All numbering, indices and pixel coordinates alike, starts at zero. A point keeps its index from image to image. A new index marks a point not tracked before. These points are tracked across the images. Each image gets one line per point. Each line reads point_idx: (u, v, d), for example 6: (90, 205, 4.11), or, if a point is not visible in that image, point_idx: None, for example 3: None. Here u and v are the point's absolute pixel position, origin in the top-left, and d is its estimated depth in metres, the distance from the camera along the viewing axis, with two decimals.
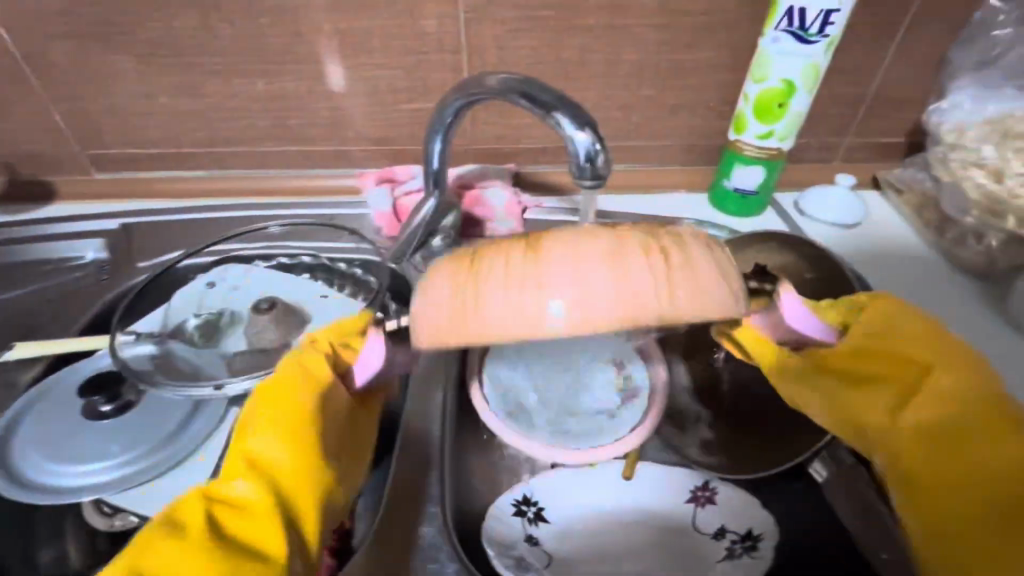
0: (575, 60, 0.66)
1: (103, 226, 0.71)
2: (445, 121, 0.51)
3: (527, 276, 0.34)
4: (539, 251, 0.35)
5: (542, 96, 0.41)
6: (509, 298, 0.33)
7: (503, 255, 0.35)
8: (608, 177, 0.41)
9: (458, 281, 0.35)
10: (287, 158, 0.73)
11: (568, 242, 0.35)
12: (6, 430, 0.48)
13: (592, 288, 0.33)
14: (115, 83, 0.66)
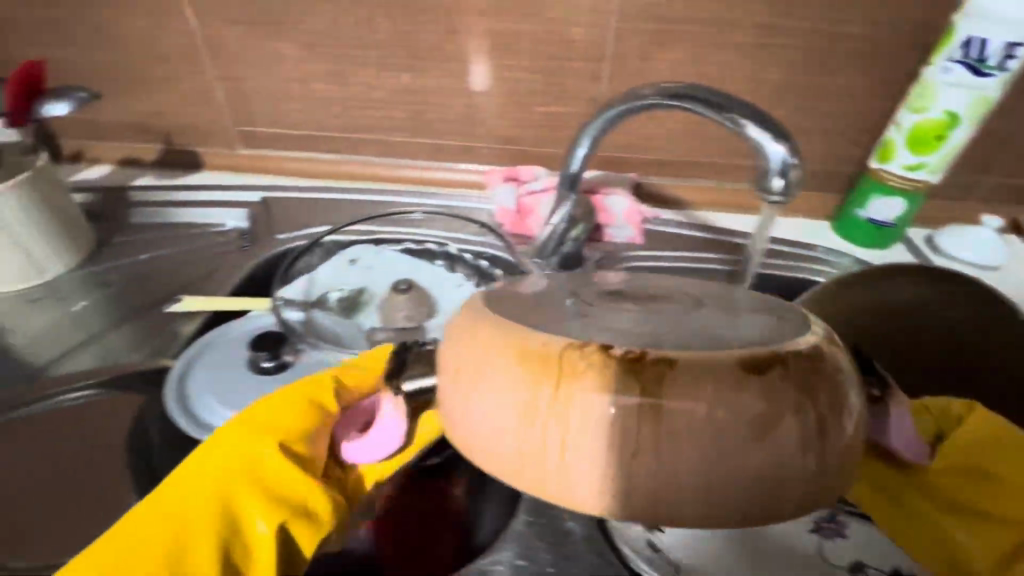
0: (714, 77, 0.67)
1: (246, 198, 0.76)
2: (602, 121, 0.53)
3: (613, 417, 0.24)
4: (657, 382, 0.24)
5: (737, 109, 0.44)
6: (585, 443, 0.25)
7: (596, 391, 0.24)
8: (794, 190, 0.45)
9: (516, 397, 0.26)
10: (417, 149, 0.77)
11: (713, 370, 0.24)
12: (181, 376, 0.52)
13: (715, 466, 0.24)
14: (274, 67, 0.71)
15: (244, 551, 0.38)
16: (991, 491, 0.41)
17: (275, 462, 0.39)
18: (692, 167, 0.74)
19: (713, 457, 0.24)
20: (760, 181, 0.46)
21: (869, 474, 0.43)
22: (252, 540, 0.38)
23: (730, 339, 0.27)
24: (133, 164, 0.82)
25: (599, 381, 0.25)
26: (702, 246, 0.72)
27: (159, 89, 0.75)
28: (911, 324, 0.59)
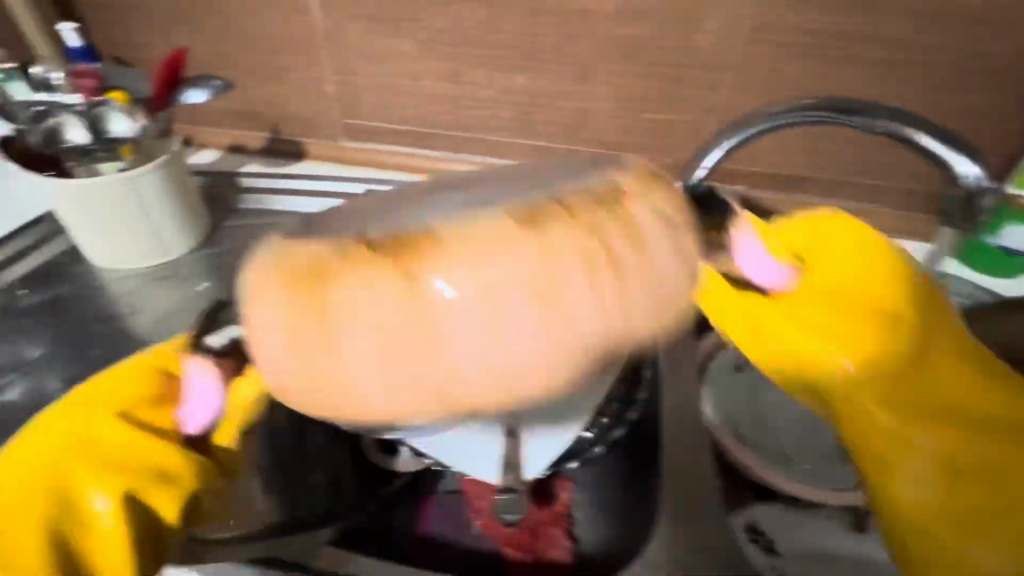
0: (841, 92, 0.64)
1: (352, 190, 0.78)
2: (753, 130, 0.57)
3: (355, 315, 0.29)
4: (416, 277, 0.28)
5: (919, 123, 0.50)
6: (349, 340, 0.29)
7: (360, 286, 0.28)
8: (984, 210, 0.51)
9: (282, 307, 0.30)
10: (520, 150, 0.77)
11: (460, 262, 0.28)
12: None
13: (559, 335, 0.28)
14: (389, 63, 0.72)
15: (73, 523, 0.38)
16: (802, 293, 0.43)
17: (85, 410, 0.41)
18: (803, 181, 0.73)
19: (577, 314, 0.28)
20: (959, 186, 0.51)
21: (723, 288, 0.43)
22: (22, 491, 0.38)
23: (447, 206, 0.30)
24: (238, 151, 0.85)
25: (346, 261, 0.29)
26: None
27: (273, 80, 0.77)
28: None
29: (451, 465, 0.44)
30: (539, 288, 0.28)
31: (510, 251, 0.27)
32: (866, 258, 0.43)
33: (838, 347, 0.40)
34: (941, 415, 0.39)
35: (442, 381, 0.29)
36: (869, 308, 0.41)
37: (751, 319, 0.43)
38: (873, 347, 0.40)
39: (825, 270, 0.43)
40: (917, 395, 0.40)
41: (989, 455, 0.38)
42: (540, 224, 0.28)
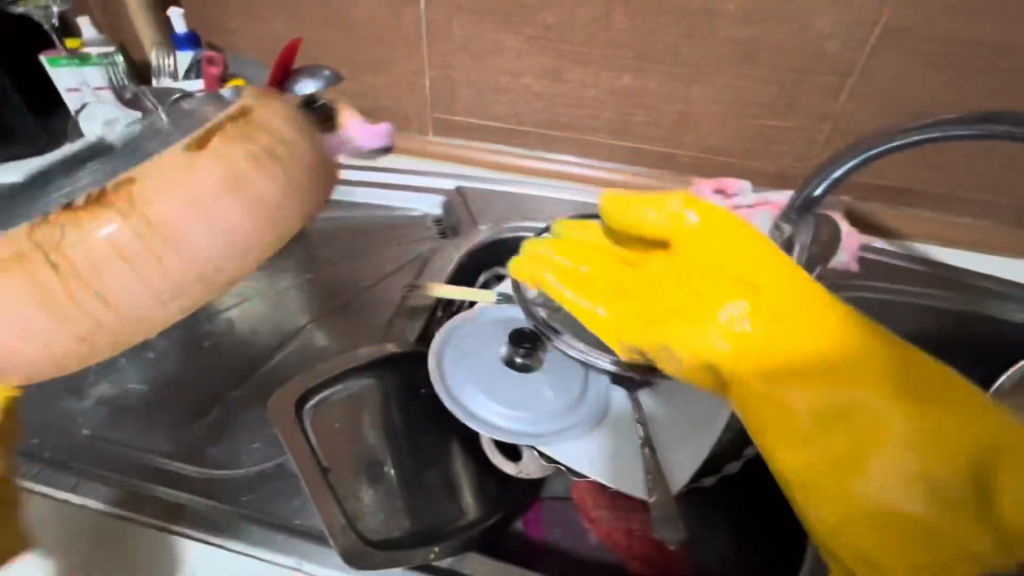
0: (972, 103, 0.62)
1: (441, 185, 0.77)
2: (919, 136, 0.54)
3: (99, 236, 0.42)
4: (133, 203, 0.43)
5: None
6: (91, 256, 0.42)
7: (95, 218, 0.42)
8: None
9: (33, 284, 0.42)
10: (615, 151, 0.76)
11: (155, 181, 0.44)
12: (439, 353, 0.51)
13: (212, 218, 0.45)
14: (491, 58, 0.72)
15: None
16: (656, 270, 0.43)
17: None
18: (913, 195, 0.70)
19: (216, 207, 0.45)
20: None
21: (620, 310, 0.44)
22: None
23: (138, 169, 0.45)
24: None
25: (96, 239, 0.42)
26: (927, 282, 0.66)
27: (370, 71, 0.77)
28: None
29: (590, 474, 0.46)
30: (226, 186, 0.45)
31: (173, 186, 0.44)
32: (684, 232, 0.41)
33: (715, 297, 0.38)
34: (828, 377, 0.34)
35: (200, 267, 0.46)
36: (821, 304, 0.36)
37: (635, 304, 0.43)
38: (744, 338, 0.36)
39: (687, 245, 0.41)
40: (793, 354, 0.35)
41: (897, 405, 0.33)
42: (203, 149, 0.45)
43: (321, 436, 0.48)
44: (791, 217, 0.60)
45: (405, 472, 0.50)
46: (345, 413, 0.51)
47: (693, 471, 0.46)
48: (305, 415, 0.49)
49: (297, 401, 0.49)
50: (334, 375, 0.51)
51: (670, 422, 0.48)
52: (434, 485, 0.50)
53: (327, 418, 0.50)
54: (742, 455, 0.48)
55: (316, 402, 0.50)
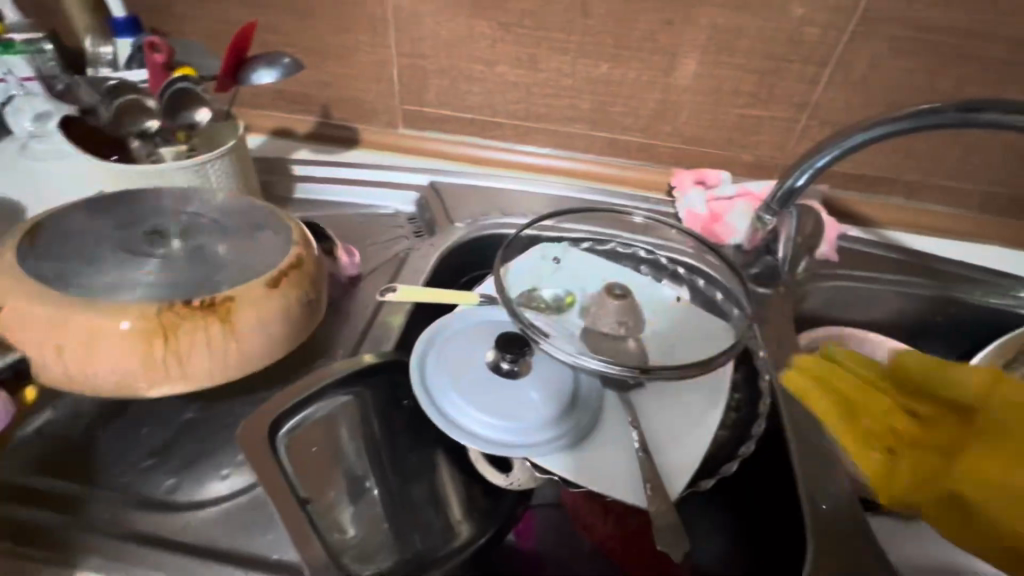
0: (946, 91, 0.62)
1: (414, 180, 0.73)
2: (898, 122, 0.53)
3: (205, 347, 0.44)
4: (236, 322, 0.44)
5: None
6: (193, 362, 0.44)
7: (202, 325, 0.43)
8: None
9: (133, 359, 0.42)
10: (593, 142, 0.74)
11: (258, 310, 0.45)
12: (420, 361, 0.48)
13: (278, 341, 0.47)
14: (463, 46, 0.68)
15: None
16: (908, 422, 0.48)
17: None
18: (886, 183, 0.71)
19: (289, 328, 0.47)
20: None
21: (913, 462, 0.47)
22: None
23: (227, 279, 0.45)
24: (287, 135, 0.79)
25: (185, 328, 0.43)
26: (903, 269, 0.67)
27: (334, 59, 0.72)
28: None
29: (586, 483, 0.43)
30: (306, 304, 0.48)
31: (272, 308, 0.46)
32: (936, 376, 0.47)
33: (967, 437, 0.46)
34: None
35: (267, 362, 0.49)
36: None
37: (924, 461, 0.47)
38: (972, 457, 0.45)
39: (945, 396, 0.47)
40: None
41: None
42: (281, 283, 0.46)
43: (302, 464, 0.44)
44: (773, 205, 0.61)
45: (390, 492, 0.47)
46: (321, 435, 0.46)
47: (689, 475, 0.44)
48: (277, 446, 0.43)
49: (268, 433, 0.43)
50: (312, 392, 0.47)
51: (665, 421, 0.47)
52: (420, 502, 0.48)
53: (305, 443, 0.45)
54: (738, 459, 0.46)
55: (293, 426, 0.45)
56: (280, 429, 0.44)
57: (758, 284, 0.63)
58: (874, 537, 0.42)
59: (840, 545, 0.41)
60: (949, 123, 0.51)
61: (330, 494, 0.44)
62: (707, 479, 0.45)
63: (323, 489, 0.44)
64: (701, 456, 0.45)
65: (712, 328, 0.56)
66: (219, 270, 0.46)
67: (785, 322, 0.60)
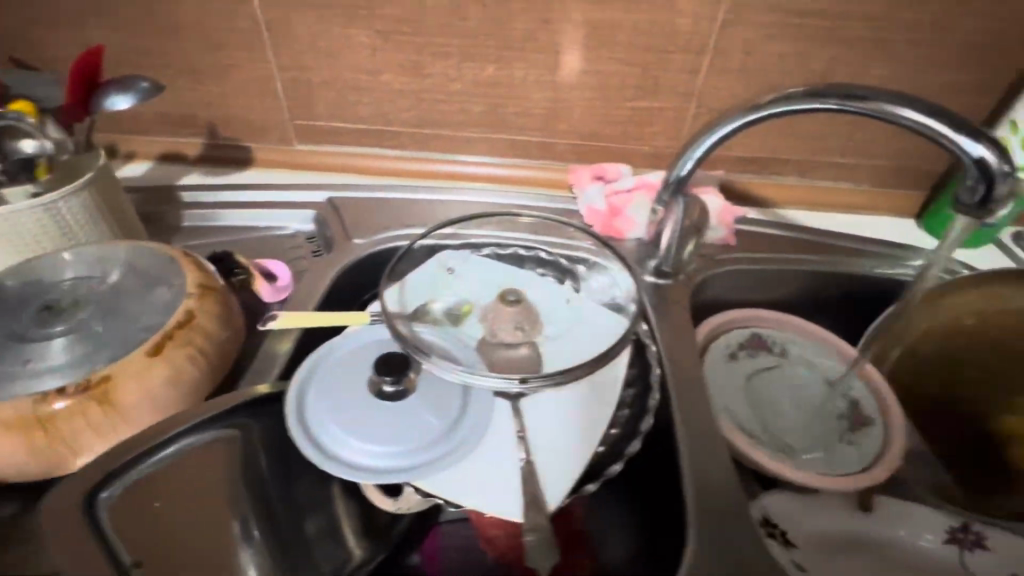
0: (820, 71, 0.63)
1: (311, 198, 0.71)
2: (767, 114, 0.50)
3: (88, 427, 0.42)
4: (118, 399, 0.42)
5: (870, 96, 0.45)
6: (83, 442, 0.43)
7: (78, 408, 0.42)
8: (1004, 198, 0.42)
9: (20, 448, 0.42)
10: (493, 145, 0.73)
11: (140, 383, 0.43)
12: (298, 393, 0.46)
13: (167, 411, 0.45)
14: (345, 56, 0.66)
15: None
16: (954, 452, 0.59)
17: None
18: (780, 164, 0.72)
19: (185, 393, 0.46)
20: (958, 203, 0.45)
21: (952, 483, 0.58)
22: None
23: (107, 355, 0.44)
24: (177, 160, 0.76)
25: (61, 415, 0.41)
26: (798, 248, 0.69)
27: (214, 78, 0.69)
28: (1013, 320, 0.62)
29: (465, 505, 0.43)
30: (197, 364, 0.46)
31: (157, 379, 0.44)
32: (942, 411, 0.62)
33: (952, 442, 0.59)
34: None
35: None
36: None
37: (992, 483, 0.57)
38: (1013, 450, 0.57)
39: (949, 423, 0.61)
40: None
41: None
42: (165, 352, 0.44)
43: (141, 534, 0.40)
44: (668, 195, 0.59)
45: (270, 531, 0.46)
46: (169, 483, 0.42)
47: (573, 481, 0.45)
48: (96, 514, 0.39)
49: (81, 502, 0.39)
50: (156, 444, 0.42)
51: (553, 429, 0.47)
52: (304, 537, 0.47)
53: (122, 519, 0.40)
54: (623, 457, 0.47)
55: (123, 485, 0.41)
56: (100, 494, 0.40)
57: (658, 277, 0.63)
58: (750, 525, 0.43)
59: (717, 530, 0.42)
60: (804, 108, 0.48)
61: (189, 551, 0.41)
62: (592, 484, 0.46)
63: (179, 547, 0.41)
64: (581, 465, 0.45)
65: (609, 326, 0.55)
66: (99, 344, 0.44)
67: (682, 311, 0.60)
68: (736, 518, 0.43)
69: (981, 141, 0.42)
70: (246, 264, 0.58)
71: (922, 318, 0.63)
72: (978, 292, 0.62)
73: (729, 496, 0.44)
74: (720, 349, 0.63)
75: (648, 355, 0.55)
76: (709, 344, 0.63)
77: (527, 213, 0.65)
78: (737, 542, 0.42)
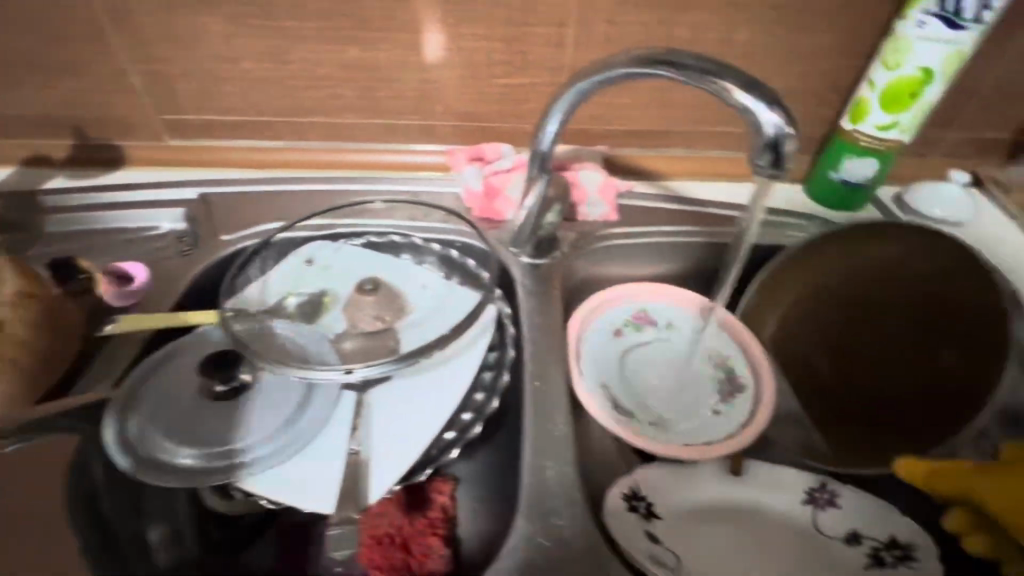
0: (685, 38, 0.62)
1: (182, 195, 0.68)
2: (613, 77, 0.47)
3: None
4: None
5: (693, 63, 0.42)
6: None
7: None
8: (790, 160, 0.42)
9: None
10: (371, 130, 0.70)
11: None
12: (132, 392, 0.47)
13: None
14: (199, 45, 0.63)
15: None
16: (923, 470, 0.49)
17: None
18: (663, 136, 0.71)
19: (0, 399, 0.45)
20: (750, 166, 0.43)
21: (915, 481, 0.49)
22: None
23: None
24: (43, 163, 0.72)
25: None
26: (681, 219, 0.68)
27: (65, 74, 0.65)
28: (871, 269, 0.62)
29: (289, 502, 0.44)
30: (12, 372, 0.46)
31: None
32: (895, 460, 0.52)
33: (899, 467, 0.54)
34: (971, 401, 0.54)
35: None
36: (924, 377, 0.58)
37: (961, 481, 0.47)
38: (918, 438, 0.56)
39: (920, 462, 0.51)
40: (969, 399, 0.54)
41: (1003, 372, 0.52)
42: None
43: None
44: (533, 170, 0.57)
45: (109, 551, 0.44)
46: None
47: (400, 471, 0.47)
48: None
49: None
50: None
51: (391, 420, 0.49)
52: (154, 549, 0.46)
53: None
54: (460, 432, 0.50)
55: None
56: None
57: (536, 254, 0.61)
58: (580, 500, 0.43)
59: (544, 519, 0.42)
60: (640, 73, 0.45)
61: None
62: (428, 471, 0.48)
63: None
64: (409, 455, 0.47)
65: (458, 301, 0.56)
66: None
67: (554, 290, 0.59)
68: (567, 493, 0.43)
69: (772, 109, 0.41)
70: (92, 268, 0.56)
71: (790, 278, 0.65)
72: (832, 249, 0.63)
73: (563, 483, 0.44)
74: (598, 329, 0.62)
75: (505, 337, 0.55)
76: (585, 325, 0.62)
77: (381, 198, 0.63)
78: (563, 525, 0.42)
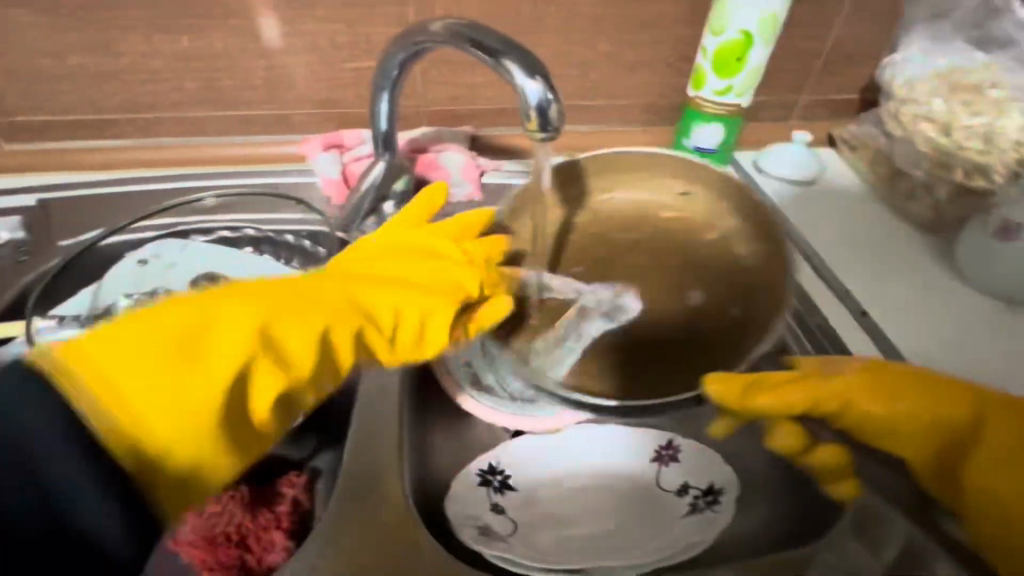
0: (528, 12, 0.62)
1: (18, 203, 0.64)
2: (418, 46, 0.44)
3: None
4: None
5: (476, 28, 0.39)
6: None
7: None
8: (560, 123, 0.37)
9: None
10: (224, 124, 0.68)
11: None
12: None
13: None
14: (16, 41, 0.59)
15: None
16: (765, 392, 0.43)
17: None
18: None
19: None
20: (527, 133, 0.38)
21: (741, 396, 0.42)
22: None
23: None
24: None
25: None
26: None
27: None
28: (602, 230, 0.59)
29: None
30: None
31: None
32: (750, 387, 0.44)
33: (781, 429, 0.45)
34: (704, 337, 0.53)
35: None
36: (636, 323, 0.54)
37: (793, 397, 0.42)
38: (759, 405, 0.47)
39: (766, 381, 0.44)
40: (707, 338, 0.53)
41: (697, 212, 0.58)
42: None
43: None
44: (375, 151, 0.56)
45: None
46: None
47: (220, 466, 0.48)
48: None
49: None
50: None
51: None
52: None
53: None
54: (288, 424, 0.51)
55: None
56: None
57: None
58: (407, 484, 0.46)
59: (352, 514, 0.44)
60: (433, 42, 0.42)
61: None
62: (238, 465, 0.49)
63: None
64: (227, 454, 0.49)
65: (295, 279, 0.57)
66: None
67: None
68: (394, 477, 0.46)
69: (535, 73, 0.36)
70: None
71: (570, 210, 0.59)
72: (558, 224, 0.59)
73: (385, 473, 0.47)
74: None
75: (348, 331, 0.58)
76: None
77: (213, 194, 0.60)
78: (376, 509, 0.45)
